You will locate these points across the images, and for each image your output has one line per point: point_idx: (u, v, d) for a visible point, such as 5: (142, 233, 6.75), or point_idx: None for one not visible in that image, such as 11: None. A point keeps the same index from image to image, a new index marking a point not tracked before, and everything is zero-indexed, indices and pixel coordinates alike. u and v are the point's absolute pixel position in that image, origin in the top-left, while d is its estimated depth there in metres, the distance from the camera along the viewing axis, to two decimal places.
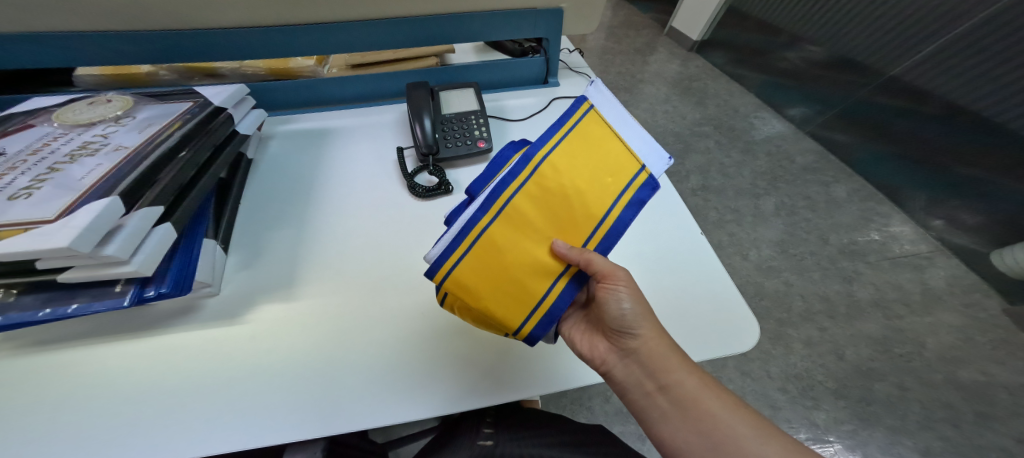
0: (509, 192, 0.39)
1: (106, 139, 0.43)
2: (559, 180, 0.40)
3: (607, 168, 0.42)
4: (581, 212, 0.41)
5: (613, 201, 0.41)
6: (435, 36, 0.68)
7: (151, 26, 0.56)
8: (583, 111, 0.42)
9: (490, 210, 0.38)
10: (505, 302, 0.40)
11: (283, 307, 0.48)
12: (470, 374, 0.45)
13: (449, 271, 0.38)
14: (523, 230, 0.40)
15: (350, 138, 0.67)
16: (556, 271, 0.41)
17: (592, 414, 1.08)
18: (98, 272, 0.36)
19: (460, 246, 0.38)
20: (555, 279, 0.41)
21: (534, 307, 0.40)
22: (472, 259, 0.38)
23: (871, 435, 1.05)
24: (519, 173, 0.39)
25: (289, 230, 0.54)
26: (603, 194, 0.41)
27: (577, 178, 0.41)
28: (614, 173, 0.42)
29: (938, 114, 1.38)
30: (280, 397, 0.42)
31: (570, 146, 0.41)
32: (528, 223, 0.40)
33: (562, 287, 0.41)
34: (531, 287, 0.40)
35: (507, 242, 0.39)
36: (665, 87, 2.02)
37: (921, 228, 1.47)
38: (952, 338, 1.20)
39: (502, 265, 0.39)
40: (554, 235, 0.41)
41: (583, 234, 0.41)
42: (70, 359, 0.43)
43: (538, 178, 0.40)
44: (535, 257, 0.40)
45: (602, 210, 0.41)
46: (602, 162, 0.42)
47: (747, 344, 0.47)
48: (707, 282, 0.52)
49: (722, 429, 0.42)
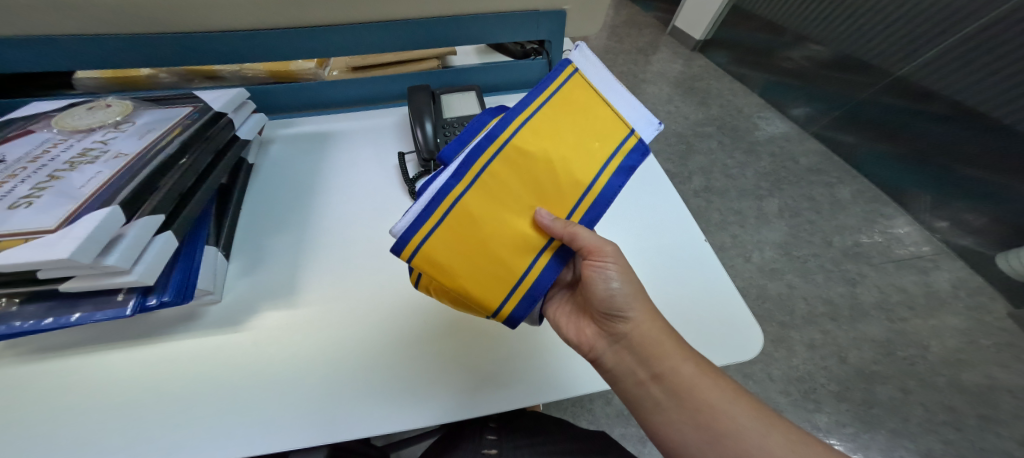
0: (488, 157, 0.37)
1: (106, 146, 0.42)
2: (541, 147, 0.39)
3: (592, 134, 0.42)
4: (565, 182, 0.41)
5: (598, 169, 0.42)
6: (436, 39, 0.68)
7: (151, 29, 0.56)
8: (567, 75, 0.42)
9: (466, 178, 0.37)
10: (485, 277, 0.38)
11: (285, 313, 0.47)
12: (473, 381, 0.44)
13: (422, 242, 0.36)
14: (501, 200, 0.39)
15: (351, 142, 0.67)
16: (538, 244, 0.40)
17: (593, 417, 1.08)
18: (100, 282, 0.35)
19: (434, 217, 0.36)
20: (538, 253, 0.40)
21: (515, 284, 0.39)
22: (447, 230, 0.37)
23: (873, 438, 1.04)
24: (497, 136, 0.38)
25: (290, 236, 0.54)
26: (588, 162, 0.41)
27: (560, 145, 0.40)
28: (599, 138, 0.42)
29: (945, 115, 1.37)
30: (283, 404, 0.42)
31: (549, 115, 0.40)
32: (505, 192, 0.39)
33: (545, 261, 0.40)
34: (508, 262, 0.39)
35: (486, 212, 0.38)
36: (667, 87, 2.01)
37: (926, 230, 1.46)
38: (956, 341, 1.19)
39: (479, 239, 0.38)
40: (536, 205, 0.40)
41: (566, 206, 0.41)
42: (73, 366, 0.43)
43: (519, 144, 0.38)
44: (516, 230, 0.39)
45: (582, 180, 0.41)
46: (586, 129, 0.42)
47: (750, 352, 0.47)
48: (711, 289, 0.52)
49: (718, 419, 0.41)
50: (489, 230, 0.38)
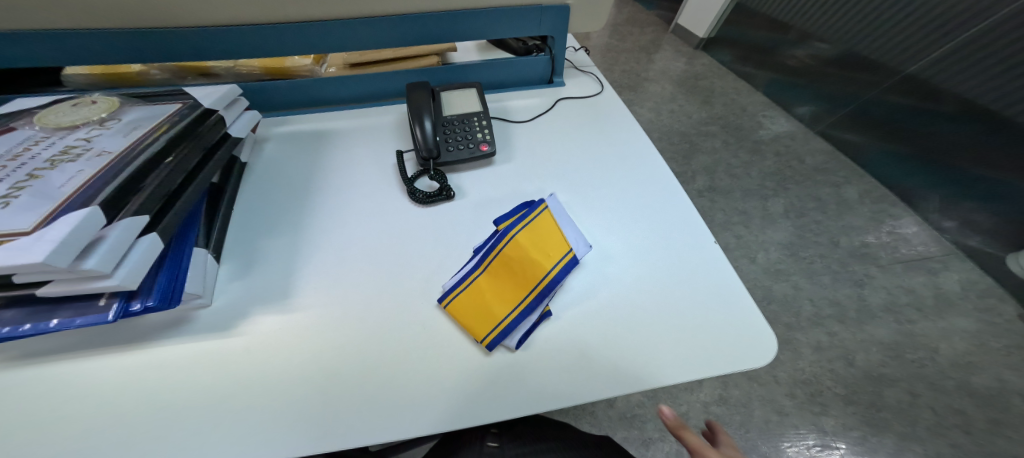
0: (472, 273, 0.47)
1: (89, 144, 0.41)
2: (511, 261, 0.47)
3: (548, 248, 0.48)
4: (518, 284, 0.46)
5: (544, 275, 0.46)
6: (435, 34, 0.66)
7: (140, 23, 0.54)
8: (539, 209, 0.50)
9: (481, 264, 0.47)
10: (467, 325, 0.44)
11: (277, 317, 0.45)
12: (472, 389, 0.42)
13: (448, 299, 0.46)
14: (475, 299, 0.45)
15: (348, 140, 0.65)
16: (485, 331, 0.43)
17: (596, 420, 1.06)
18: (79, 287, 0.34)
19: (458, 285, 0.46)
20: (485, 336, 0.43)
21: (494, 325, 0.44)
22: (468, 296, 0.46)
23: (881, 442, 1.02)
24: (483, 258, 0.47)
25: (284, 238, 0.52)
26: (538, 271, 0.46)
27: (522, 258, 0.47)
28: (550, 255, 0.47)
29: (954, 114, 1.35)
30: (274, 413, 0.40)
31: (545, 219, 0.50)
32: (480, 294, 0.46)
33: (488, 343, 0.43)
34: (498, 317, 0.44)
35: (466, 303, 0.45)
36: (671, 85, 1.99)
37: (934, 230, 1.44)
38: (966, 343, 1.17)
39: (485, 304, 0.45)
40: (494, 304, 0.45)
41: (512, 301, 0.45)
42: (50, 374, 0.40)
43: (498, 260, 0.47)
44: (475, 320, 0.44)
45: (556, 269, 0.46)
46: (544, 245, 0.48)
47: (764, 358, 0.45)
48: (720, 291, 0.50)
49: None
50: (493, 297, 0.45)
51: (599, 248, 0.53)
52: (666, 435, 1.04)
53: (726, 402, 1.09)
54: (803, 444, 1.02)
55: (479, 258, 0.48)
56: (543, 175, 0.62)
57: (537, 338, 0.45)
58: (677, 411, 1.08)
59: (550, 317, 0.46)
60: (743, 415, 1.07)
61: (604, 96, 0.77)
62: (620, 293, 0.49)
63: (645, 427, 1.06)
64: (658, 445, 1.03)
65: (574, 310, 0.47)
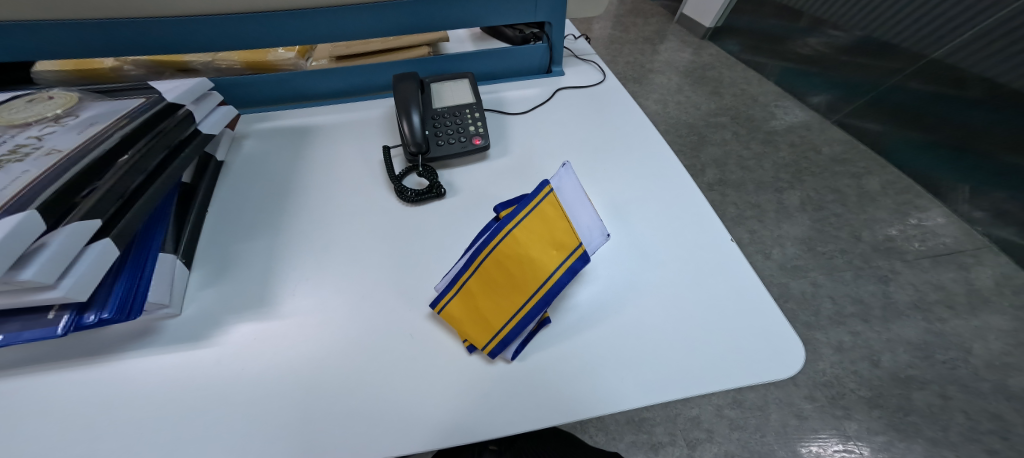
0: (467, 272, 0.41)
1: (40, 142, 0.38)
2: (514, 256, 0.40)
3: (553, 243, 0.41)
4: (523, 281, 0.40)
5: (548, 275, 0.40)
6: (426, 22, 0.62)
7: (101, 13, 0.50)
8: (544, 193, 0.41)
9: (470, 265, 0.41)
10: (470, 328, 0.40)
11: (253, 324, 0.42)
12: (463, 403, 0.38)
13: (440, 305, 0.41)
14: (477, 301, 0.41)
15: (333, 138, 0.62)
16: (492, 334, 0.39)
17: (602, 424, 1.02)
18: (20, 299, 0.31)
19: (451, 289, 0.41)
20: (491, 340, 0.39)
21: (497, 332, 0.39)
22: (461, 301, 0.41)
23: (909, 448, 0.95)
24: (482, 249, 0.41)
25: (262, 241, 0.49)
26: (542, 269, 0.40)
27: (526, 253, 0.40)
28: (556, 249, 0.40)
29: (985, 100, 1.27)
30: (244, 425, 0.36)
31: (550, 207, 0.41)
32: (483, 298, 0.41)
33: (490, 351, 0.39)
34: (494, 325, 0.40)
35: (469, 306, 0.41)
36: (677, 76, 1.94)
37: (964, 221, 1.36)
38: (1002, 343, 1.09)
39: (482, 310, 0.41)
40: (502, 307, 0.40)
41: (518, 302, 0.40)
42: (4, 390, 0.37)
43: (497, 256, 0.41)
44: (485, 321, 0.40)
45: (560, 269, 0.40)
46: (550, 238, 0.41)
47: (790, 369, 0.40)
48: (737, 292, 0.45)
49: None
50: (488, 303, 0.41)
51: (601, 250, 0.48)
52: (677, 439, 0.99)
53: (739, 406, 1.03)
54: (824, 448, 0.96)
55: (467, 258, 0.42)
56: (542, 170, 0.58)
57: (533, 349, 0.41)
58: (688, 414, 1.03)
59: (550, 323, 0.42)
60: (758, 418, 1.01)
61: (605, 85, 0.72)
62: (626, 296, 0.44)
63: (653, 431, 1.01)
64: (668, 450, 0.98)
65: (575, 316, 0.43)
